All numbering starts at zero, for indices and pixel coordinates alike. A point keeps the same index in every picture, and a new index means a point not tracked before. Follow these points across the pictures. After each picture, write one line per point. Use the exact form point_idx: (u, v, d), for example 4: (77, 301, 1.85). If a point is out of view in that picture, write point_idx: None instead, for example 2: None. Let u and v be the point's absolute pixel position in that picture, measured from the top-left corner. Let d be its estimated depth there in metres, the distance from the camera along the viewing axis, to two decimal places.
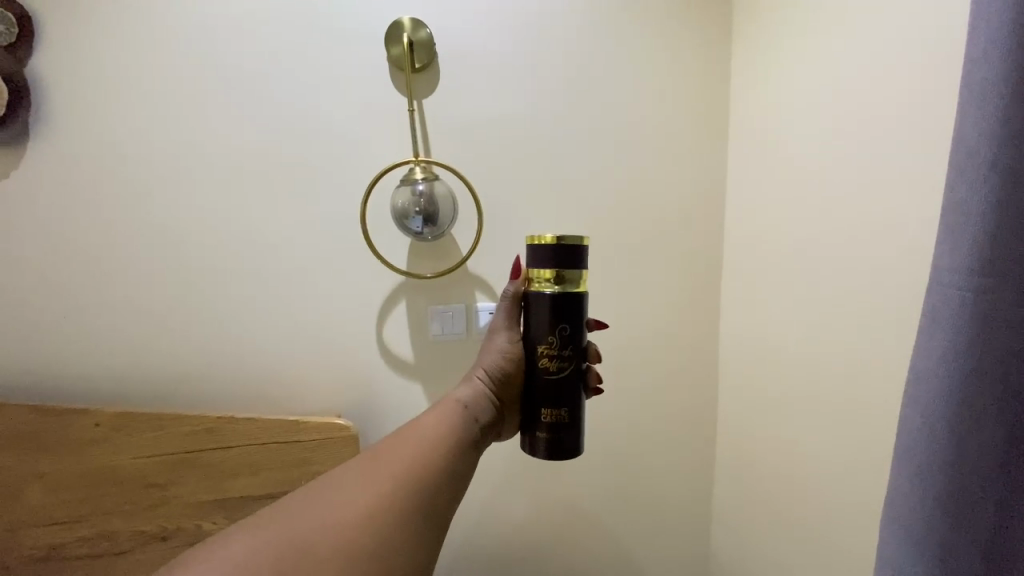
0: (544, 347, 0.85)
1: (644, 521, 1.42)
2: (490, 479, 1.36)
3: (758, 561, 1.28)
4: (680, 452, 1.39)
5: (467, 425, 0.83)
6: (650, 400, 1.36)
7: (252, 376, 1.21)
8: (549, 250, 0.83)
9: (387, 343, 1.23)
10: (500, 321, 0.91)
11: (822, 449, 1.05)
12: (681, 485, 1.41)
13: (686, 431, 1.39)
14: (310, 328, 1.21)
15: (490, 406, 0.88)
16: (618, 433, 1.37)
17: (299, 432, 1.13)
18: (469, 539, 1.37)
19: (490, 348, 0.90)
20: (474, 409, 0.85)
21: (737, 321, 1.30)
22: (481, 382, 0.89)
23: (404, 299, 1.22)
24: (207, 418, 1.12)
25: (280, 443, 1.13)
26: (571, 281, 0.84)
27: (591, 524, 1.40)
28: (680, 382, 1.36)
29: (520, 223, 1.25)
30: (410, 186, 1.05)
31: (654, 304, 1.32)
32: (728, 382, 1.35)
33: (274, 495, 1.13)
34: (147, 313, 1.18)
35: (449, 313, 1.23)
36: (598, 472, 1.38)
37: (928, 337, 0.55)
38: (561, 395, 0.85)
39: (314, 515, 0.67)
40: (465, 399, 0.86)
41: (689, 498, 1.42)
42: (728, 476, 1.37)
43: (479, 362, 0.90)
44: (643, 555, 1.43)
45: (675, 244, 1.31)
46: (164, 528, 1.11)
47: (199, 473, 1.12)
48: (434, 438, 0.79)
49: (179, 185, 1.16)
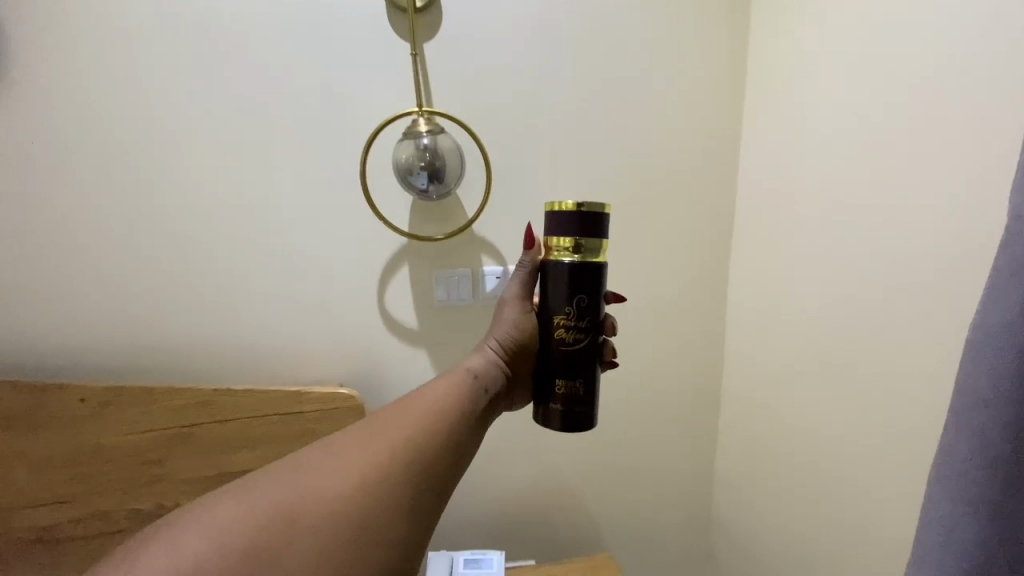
0: (558, 318, 0.81)
1: (647, 484, 1.42)
2: (492, 445, 1.34)
3: (759, 519, 1.30)
4: (684, 414, 1.39)
5: (472, 396, 0.78)
6: (658, 363, 1.34)
7: (248, 346, 1.15)
8: (569, 217, 0.77)
9: (389, 309, 1.17)
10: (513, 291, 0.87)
11: (832, 410, 1.04)
12: (686, 448, 1.41)
13: (693, 393, 1.38)
14: (308, 294, 1.15)
15: (499, 377, 0.83)
16: (623, 396, 1.35)
17: (299, 404, 1.08)
18: (475, 504, 1.37)
19: (502, 319, 0.86)
20: (484, 381, 0.81)
21: (745, 282, 1.27)
22: (491, 353, 0.84)
23: (406, 263, 1.16)
24: (202, 392, 1.06)
25: (280, 415, 1.08)
26: (592, 250, 0.79)
27: (593, 488, 1.40)
28: (687, 345, 1.34)
29: (528, 182, 1.18)
30: (413, 140, 0.97)
31: (662, 266, 1.28)
32: (734, 345, 1.33)
33: None
34: (134, 281, 1.10)
35: (454, 278, 1.17)
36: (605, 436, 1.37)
37: (1007, 284, 0.50)
38: (577, 366, 0.81)
39: (290, 491, 0.62)
40: (474, 371, 0.81)
41: (691, 460, 1.42)
42: (731, 438, 1.37)
43: (490, 334, 0.86)
44: (644, 518, 1.44)
45: (684, 202, 1.25)
46: (163, 506, 1.06)
47: (195, 449, 1.06)
48: (437, 410, 0.74)
49: (164, 140, 1.06)
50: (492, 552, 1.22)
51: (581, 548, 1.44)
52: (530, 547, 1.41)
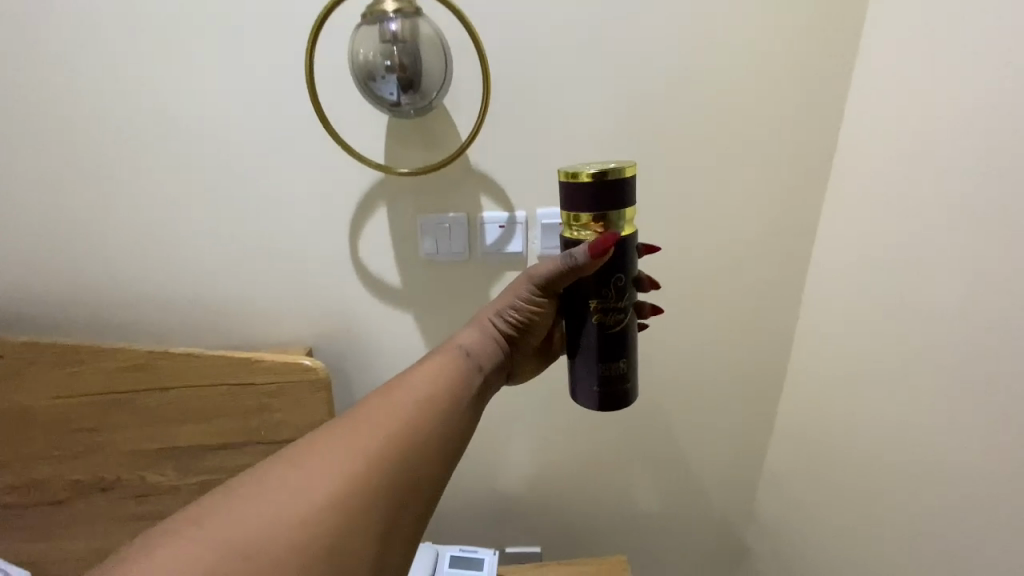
0: (588, 297, 0.56)
1: (666, 479, 1.15)
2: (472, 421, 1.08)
3: (810, 552, 1.01)
4: (724, 402, 1.07)
5: (468, 376, 0.55)
6: (701, 338, 1.01)
7: (195, 300, 0.95)
8: (592, 189, 0.52)
9: (364, 262, 0.93)
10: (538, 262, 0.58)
11: (950, 433, 0.70)
12: (726, 442, 1.11)
13: (743, 379, 1.05)
14: (261, 242, 0.92)
15: (501, 354, 0.61)
16: (646, 376, 1.05)
17: (250, 373, 0.88)
18: (471, 496, 1.16)
19: (512, 285, 0.61)
20: (485, 361, 0.58)
21: (835, 238, 0.89)
22: (493, 326, 0.61)
23: (383, 204, 0.90)
24: (137, 353, 0.88)
25: (229, 386, 0.89)
26: (620, 228, 0.54)
27: (594, 480, 1.14)
28: (741, 316, 0.99)
29: (545, 97, 0.85)
30: (375, 25, 0.68)
31: (714, 207, 0.91)
32: (808, 322, 0.98)
33: (231, 446, 0.91)
34: (59, 205, 0.89)
35: (444, 225, 0.90)
36: (631, 429, 1.10)
37: None
38: (618, 345, 0.58)
39: (235, 507, 0.40)
40: (469, 344, 0.59)
41: (727, 457, 1.13)
42: (787, 437, 1.06)
43: (495, 302, 0.62)
44: (662, 518, 1.19)
45: (756, 112, 0.86)
46: (104, 479, 0.92)
47: (136, 418, 0.90)
48: (429, 391, 0.52)
49: (69, 18, 0.80)
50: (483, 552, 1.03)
51: (580, 545, 1.21)
52: (521, 537, 1.19)
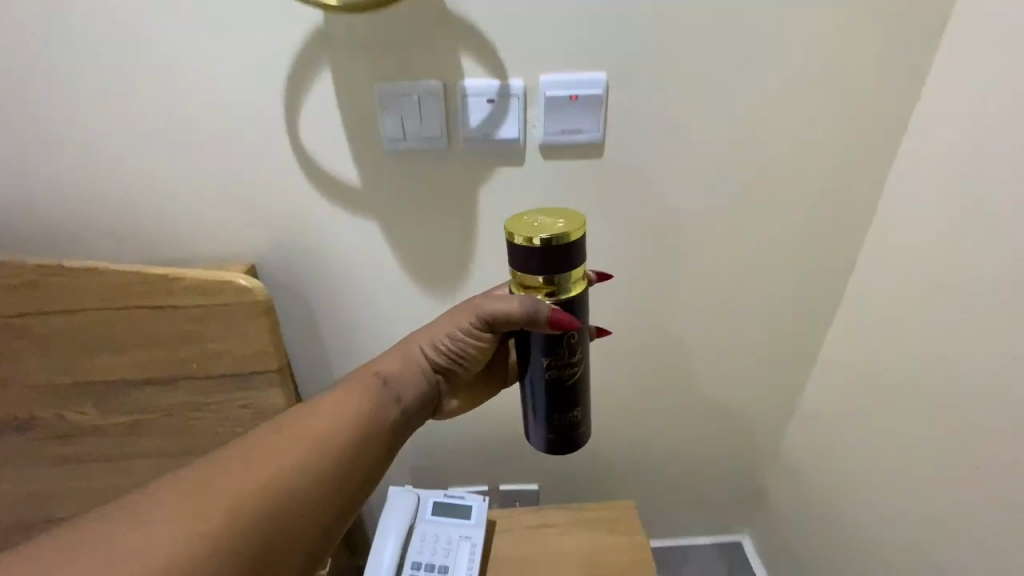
0: (533, 351, 0.55)
1: (686, 417, 0.99)
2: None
3: (851, 508, 0.87)
4: (765, 328, 0.88)
5: (383, 404, 0.55)
6: (745, 249, 0.80)
7: (90, 202, 0.72)
8: (539, 255, 0.49)
9: (309, 151, 0.71)
10: (486, 298, 0.57)
11: None
12: (760, 376, 0.94)
13: (792, 300, 0.86)
14: (165, 122, 0.68)
15: (428, 386, 0.60)
16: (675, 298, 0.85)
17: (172, 291, 0.69)
18: (457, 439, 1.01)
19: (449, 317, 0.60)
20: (406, 392, 0.57)
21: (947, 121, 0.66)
22: (423, 355, 0.60)
23: (328, 66, 0.65)
24: (25, 269, 0.68)
25: (148, 308, 0.70)
26: (569, 287, 0.51)
27: (602, 417, 0.98)
28: (801, 223, 0.78)
29: None
30: None
31: (783, 67, 0.67)
32: (892, 231, 0.76)
33: (160, 381, 0.74)
34: None
35: (415, 98, 0.67)
36: (649, 367, 0.92)
37: None
38: (570, 396, 0.57)
39: (126, 534, 0.39)
40: (392, 370, 0.58)
41: (760, 392, 0.96)
42: (839, 373, 0.87)
43: (428, 330, 0.61)
44: (677, 457, 1.05)
45: None
46: (16, 418, 0.76)
47: (38, 347, 0.72)
48: (338, 416, 0.52)
49: None
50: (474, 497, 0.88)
51: (583, 481, 1.08)
52: (518, 476, 1.06)
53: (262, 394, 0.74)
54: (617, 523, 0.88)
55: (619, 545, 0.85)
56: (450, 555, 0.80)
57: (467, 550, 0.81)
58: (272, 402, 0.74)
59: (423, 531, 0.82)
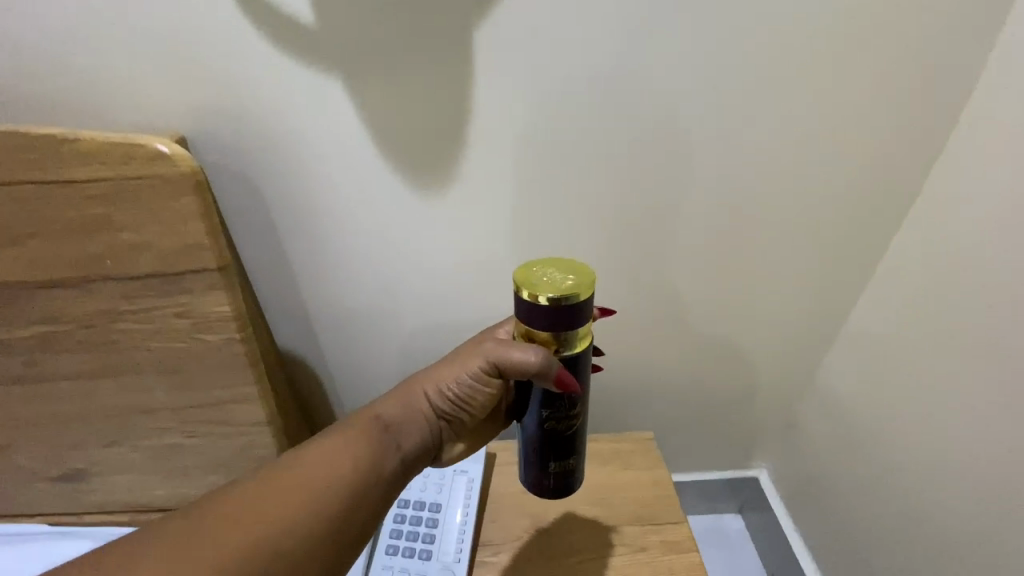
0: (540, 402, 0.53)
1: (716, 337, 0.85)
2: (441, 253, 0.72)
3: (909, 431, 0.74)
4: (821, 225, 0.74)
5: (385, 450, 0.51)
6: (810, 117, 0.65)
7: None
8: (546, 314, 0.47)
9: None
10: (497, 347, 0.53)
11: None
12: (805, 287, 0.80)
13: (855, 187, 0.71)
14: None
15: (433, 430, 0.56)
16: (718, 181, 0.69)
17: (67, 159, 0.52)
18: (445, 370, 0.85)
19: (458, 364, 0.56)
20: (404, 437, 0.53)
21: None
22: (428, 400, 0.56)
23: None
24: None
25: (38, 183, 0.53)
26: (576, 344, 0.50)
27: (617, 337, 0.84)
28: (880, 79, 0.63)
29: None
30: None
31: None
32: (1005, 90, 0.60)
33: (67, 284, 0.58)
34: None
35: None
36: (676, 275, 0.77)
37: None
38: (566, 446, 0.56)
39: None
40: (395, 413, 0.54)
41: (801, 307, 0.82)
42: (903, 278, 0.74)
43: (434, 376, 0.56)
44: (699, 387, 0.91)
45: None
46: None
47: None
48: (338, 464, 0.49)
49: None
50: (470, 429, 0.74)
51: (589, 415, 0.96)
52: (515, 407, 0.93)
53: (196, 299, 0.58)
54: (632, 457, 0.77)
55: (635, 480, 0.74)
56: (443, 492, 0.69)
57: (463, 485, 0.70)
58: (212, 309, 0.58)
59: None
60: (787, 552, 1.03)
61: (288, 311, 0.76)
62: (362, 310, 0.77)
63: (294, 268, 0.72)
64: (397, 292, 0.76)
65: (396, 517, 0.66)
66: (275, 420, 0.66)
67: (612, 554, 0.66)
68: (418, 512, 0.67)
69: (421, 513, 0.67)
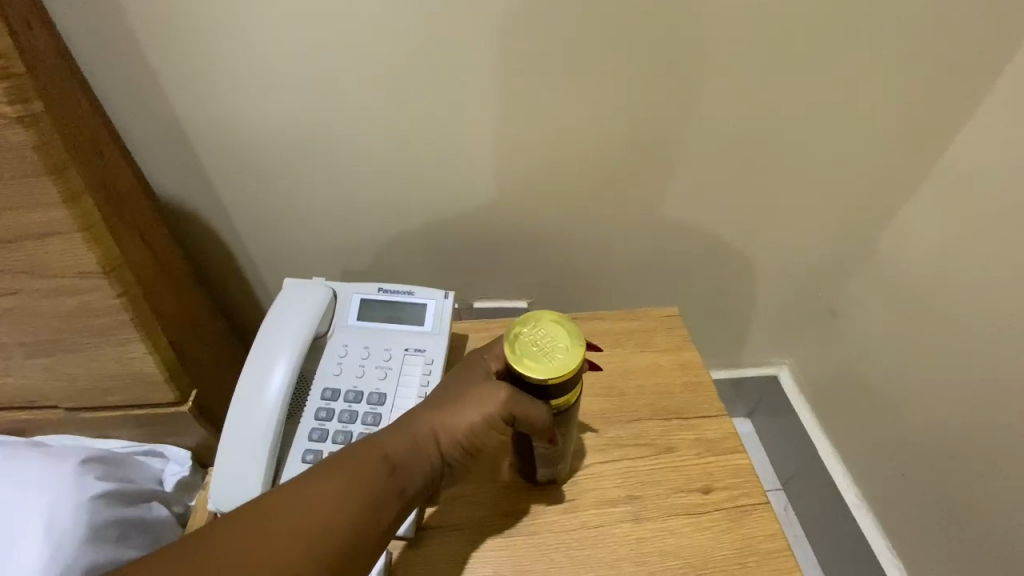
0: (546, 449, 0.40)
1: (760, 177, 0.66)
2: (407, 24, 0.50)
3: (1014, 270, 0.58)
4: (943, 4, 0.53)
5: (377, 515, 0.34)
6: None
7: None
8: (539, 391, 0.35)
9: None
10: (518, 395, 0.35)
11: None
12: (895, 98, 0.59)
13: None
14: None
15: (439, 480, 0.38)
16: None
17: None
18: (401, 208, 0.64)
19: (478, 397, 0.36)
20: (405, 485, 0.35)
21: None
22: (436, 444, 0.36)
23: None
24: None
25: None
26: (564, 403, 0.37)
27: (633, 166, 0.63)
28: None
29: None
30: None
31: None
32: None
33: None
34: None
35: None
36: (727, 62, 0.55)
37: None
38: (553, 461, 0.42)
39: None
40: (392, 460, 0.35)
41: (884, 134, 0.62)
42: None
43: (443, 412, 0.37)
44: (729, 248, 0.74)
45: None
46: None
47: None
48: (310, 545, 0.31)
49: None
50: (427, 291, 0.51)
51: (586, 288, 0.76)
52: (495, 283, 0.74)
53: None
54: (649, 338, 0.57)
55: (655, 366, 0.54)
56: (389, 379, 0.47)
57: (419, 368, 0.47)
58: None
59: (341, 344, 0.49)
60: (811, 460, 0.89)
61: (196, 113, 0.54)
62: (299, 118, 0.55)
63: (186, 34, 0.49)
64: (341, 87, 0.53)
65: (319, 414, 0.46)
66: (116, 269, 0.42)
67: (627, 457, 0.47)
68: (352, 405, 0.46)
69: (357, 407, 0.46)
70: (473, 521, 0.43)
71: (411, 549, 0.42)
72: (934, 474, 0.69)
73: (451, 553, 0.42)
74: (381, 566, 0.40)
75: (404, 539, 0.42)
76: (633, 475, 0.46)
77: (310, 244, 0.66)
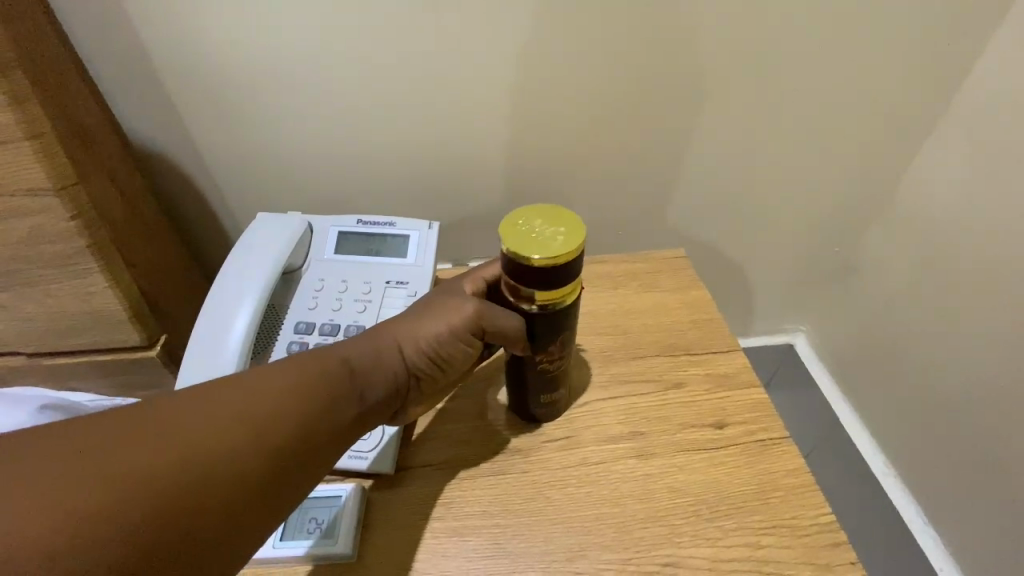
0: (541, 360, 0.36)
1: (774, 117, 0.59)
2: None
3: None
4: None
5: (328, 420, 0.30)
6: None
7: None
8: (533, 277, 0.31)
9: None
10: (493, 307, 0.34)
11: None
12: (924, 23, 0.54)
13: None
14: None
15: (404, 394, 0.34)
16: None
17: None
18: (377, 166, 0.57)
19: (445, 309, 0.35)
20: (368, 389, 0.32)
21: None
22: (399, 353, 0.33)
23: None
24: None
25: None
26: (559, 300, 0.33)
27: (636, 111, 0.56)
28: None
29: None
30: None
31: None
32: None
33: None
34: None
35: None
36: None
37: None
38: (553, 380, 0.38)
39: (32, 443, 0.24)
40: (352, 364, 0.32)
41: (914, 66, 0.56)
42: None
43: (411, 321, 0.34)
44: (747, 202, 0.67)
45: None
46: None
47: None
48: (256, 438, 0.27)
49: None
50: (409, 222, 0.47)
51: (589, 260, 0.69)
52: None
53: None
54: (653, 278, 0.52)
55: (660, 305, 0.50)
56: (368, 311, 0.43)
57: (400, 301, 0.44)
58: None
59: (318, 278, 0.45)
60: (840, 442, 0.81)
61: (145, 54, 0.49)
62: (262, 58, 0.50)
63: None
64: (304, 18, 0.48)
65: (291, 348, 0.42)
66: (71, 187, 0.39)
67: (630, 393, 0.43)
68: (327, 338, 0.42)
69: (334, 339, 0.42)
70: (459, 459, 0.39)
71: (390, 489, 0.38)
72: (972, 441, 0.62)
73: (434, 490, 0.37)
74: (353, 501, 0.36)
75: (383, 478, 0.38)
76: (636, 410, 0.41)
77: (284, 203, 0.60)
